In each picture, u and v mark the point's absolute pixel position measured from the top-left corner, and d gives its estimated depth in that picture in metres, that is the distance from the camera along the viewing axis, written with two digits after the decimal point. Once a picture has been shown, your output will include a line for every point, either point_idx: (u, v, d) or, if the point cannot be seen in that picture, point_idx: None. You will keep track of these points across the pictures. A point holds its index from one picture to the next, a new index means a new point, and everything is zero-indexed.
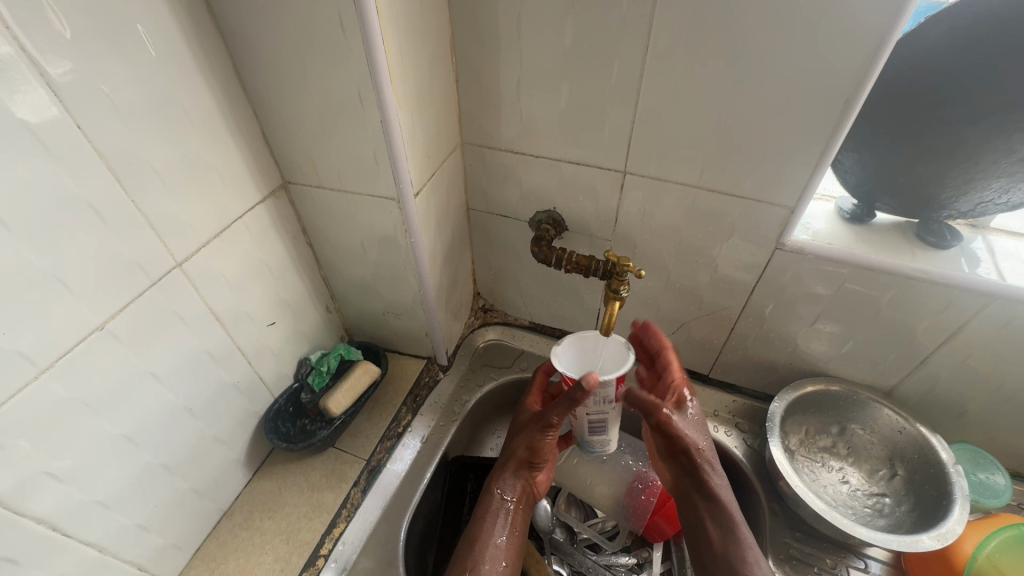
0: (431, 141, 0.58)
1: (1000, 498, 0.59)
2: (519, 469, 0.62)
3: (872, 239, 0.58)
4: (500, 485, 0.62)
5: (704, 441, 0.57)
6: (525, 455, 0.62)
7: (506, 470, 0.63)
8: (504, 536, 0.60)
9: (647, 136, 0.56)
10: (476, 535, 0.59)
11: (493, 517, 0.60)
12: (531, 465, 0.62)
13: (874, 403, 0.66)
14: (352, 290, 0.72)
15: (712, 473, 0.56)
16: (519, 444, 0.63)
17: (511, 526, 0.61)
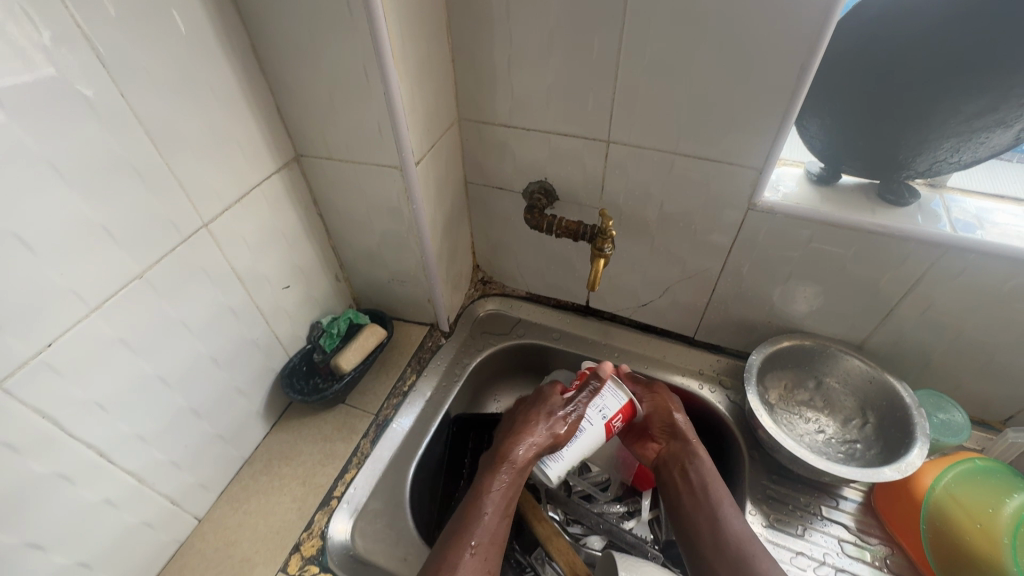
0: (430, 115, 0.64)
1: (958, 436, 0.63)
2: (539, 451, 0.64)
3: (837, 198, 0.63)
4: (518, 457, 0.64)
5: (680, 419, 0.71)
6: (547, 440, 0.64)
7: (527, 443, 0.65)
8: (498, 517, 0.62)
9: (627, 106, 0.61)
10: (473, 509, 0.62)
11: (495, 487, 0.63)
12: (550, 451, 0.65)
13: (845, 355, 0.71)
14: (360, 259, 0.77)
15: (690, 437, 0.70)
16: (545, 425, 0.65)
17: (504, 511, 0.63)
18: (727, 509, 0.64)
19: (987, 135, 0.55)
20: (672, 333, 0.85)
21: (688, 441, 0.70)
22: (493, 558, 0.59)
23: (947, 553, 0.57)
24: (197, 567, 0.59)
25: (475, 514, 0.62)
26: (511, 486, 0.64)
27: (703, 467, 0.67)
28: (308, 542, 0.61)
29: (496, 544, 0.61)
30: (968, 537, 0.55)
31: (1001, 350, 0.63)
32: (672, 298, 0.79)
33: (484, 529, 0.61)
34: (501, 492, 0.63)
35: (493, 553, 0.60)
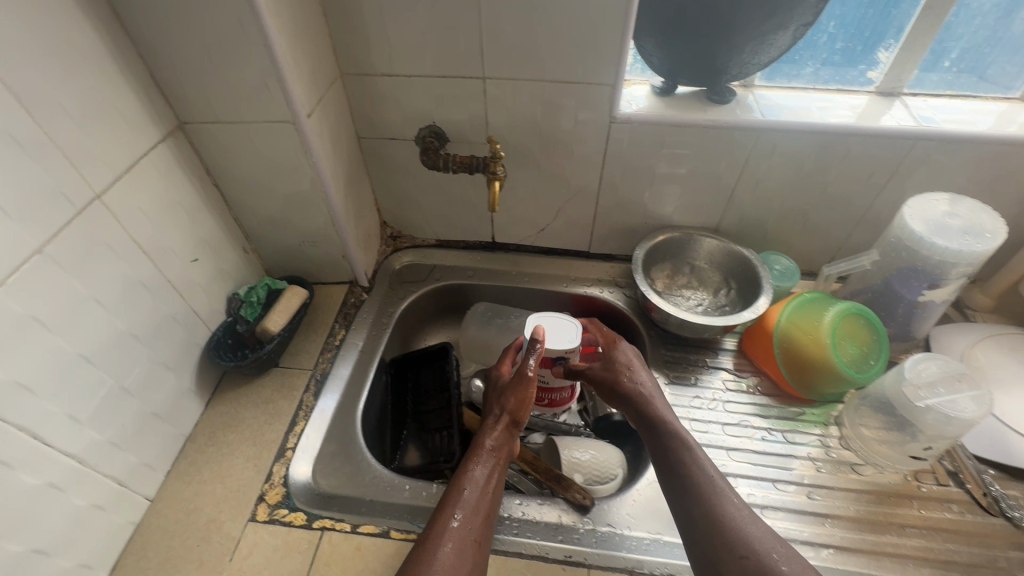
0: (314, 69, 0.66)
1: (792, 278, 0.81)
2: (507, 425, 0.64)
3: (676, 105, 0.76)
4: (491, 443, 0.62)
5: (631, 375, 0.69)
6: (512, 413, 0.64)
7: (495, 429, 0.63)
8: (489, 490, 0.57)
9: (495, 41, 0.68)
10: (458, 485, 0.57)
11: (478, 470, 0.58)
12: (515, 424, 0.64)
13: (705, 238, 0.86)
14: (266, 226, 0.78)
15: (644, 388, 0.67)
16: (513, 401, 0.64)
17: (490, 489, 0.57)
18: (694, 448, 0.59)
19: (772, 38, 0.70)
20: (570, 252, 0.96)
21: (647, 393, 0.67)
22: (480, 529, 0.54)
23: (793, 367, 0.74)
24: (161, 540, 0.60)
25: (456, 497, 0.55)
26: (494, 465, 0.60)
27: (665, 418, 0.64)
28: (272, 491, 0.64)
29: (482, 514, 0.55)
30: (804, 351, 0.73)
31: (812, 209, 0.81)
32: (565, 218, 0.90)
33: (467, 506, 0.55)
34: (483, 471, 0.58)
35: (479, 521, 0.54)
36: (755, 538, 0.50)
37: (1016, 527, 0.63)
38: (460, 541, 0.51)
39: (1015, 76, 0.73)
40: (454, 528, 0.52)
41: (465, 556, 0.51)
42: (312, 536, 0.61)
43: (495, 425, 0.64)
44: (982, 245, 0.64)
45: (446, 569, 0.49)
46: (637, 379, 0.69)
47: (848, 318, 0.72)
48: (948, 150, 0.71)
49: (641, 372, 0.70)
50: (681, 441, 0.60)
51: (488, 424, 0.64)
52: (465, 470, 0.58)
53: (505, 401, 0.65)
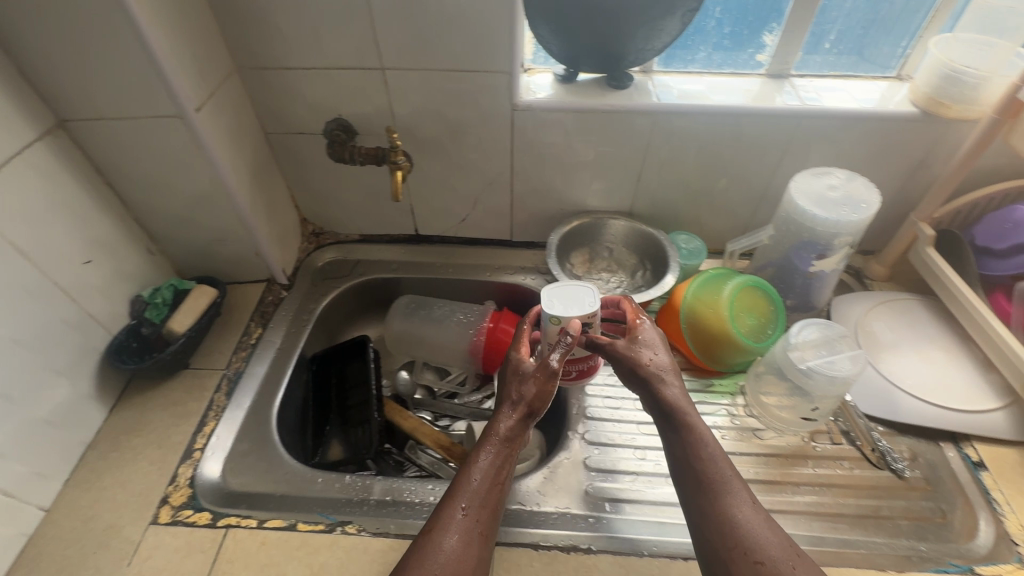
0: (202, 63, 0.65)
1: (700, 257, 0.84)
2: (523, 414, 0.58)
3: (577, 91, 0.78)
4: (504, 433, 0.57)
5: (654, 355, 0.61)
6: (530, 402, 0.58)
7: (510, 417, 0.58)
8: (495, 484, 0.54)
9: (387, 32, 0.68)
10: (462, 478, 0.54)
11: (485, 460, 0.55)
12: (530, 413, 0.58)
13: (617, 222, 0.89)
14: (170, 225, 0.76)
15: (668, 374, 0.60)
16: (529, 387, 0.59)
17: (499, 480, 0.54)
18: (710, 446, 0.55)
19: (661, 24, 0.72)
20: (494, 241, 0.97)
21: (666, 376, 0.60)
22: (486, 522, 0.52)
23: (703, 345, 0.77)
24: (55, 549, 0.58)
25: (462, 490, 0.53)
26: (505, 456, 0.56)
27: (685, 407, 0.58)
28: (177, 493, 0.63)
29: (489, 508, 0.53)
30: (713, 328, 0.75)
31: (716, 189, 0.85)
32: (484, 208, 0.90)
33: (475, 498, 0.52)
34: (491, 461, 0.55)
35: (484, 516, 0.52)
36: (764, 547, 0.48)
37: (900, 478, 0.67)
38: (465, 535, 0.50)
39: (890, 56, 0.78)
40: (460, 521, 0.50)
41: (470, 549, 0.49)
42: (216, 534, 0.60)
43: (510, 412, 0.58)
44: (857, 215, 0.68)
45: (449, 565, 0.48)
46: (659, 362, 0.61)
47: (746, 291, 0.75)
48: (831, 127, 0.75)
49: (660, 352, 0.62)
50: (695, 433, 0.56)
51: (503, 410, 0.59)
52: (471, 463, 0.55)
53: (522, 386, 0.59)
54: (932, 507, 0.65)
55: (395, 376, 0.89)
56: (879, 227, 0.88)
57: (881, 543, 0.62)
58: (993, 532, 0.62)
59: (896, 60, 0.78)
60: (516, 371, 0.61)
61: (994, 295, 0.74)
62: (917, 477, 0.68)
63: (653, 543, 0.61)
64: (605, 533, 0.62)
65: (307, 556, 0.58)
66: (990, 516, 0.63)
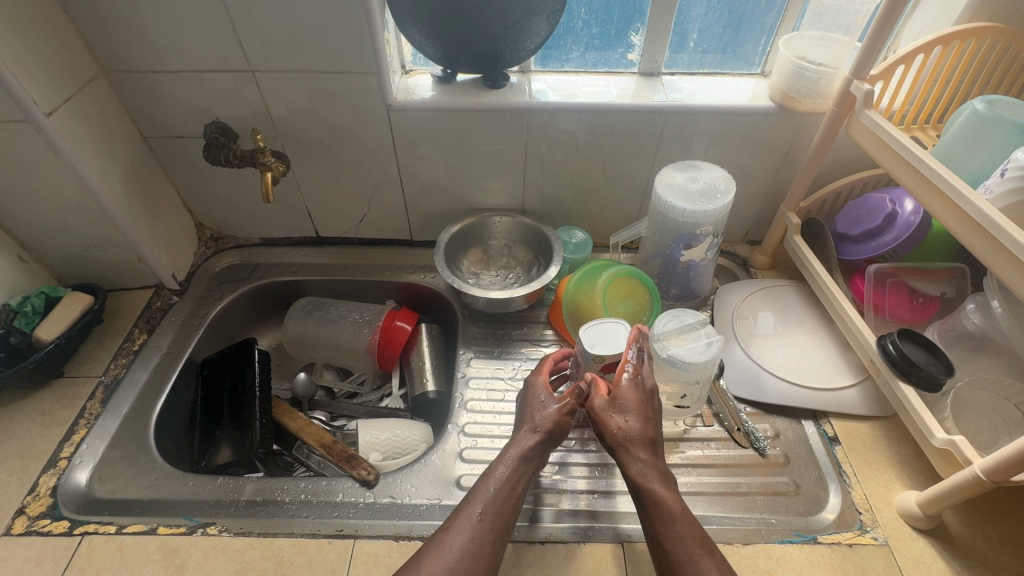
0: (52, 65, 0.64)
1: (584, 249, 0.86)
2: (546, 434, 0.63)
3: (454, 91, 0.80)
4: (524, 451, 0.61)
5: (624, 421, 0.61)
6: (549, 425, 0.63)
7: (529, 437, 0.63)
8: (506, 497, 0.58)
9: (249, 34, 0.68)
10: (480, 485, 0.59)
11: (503, 471, 0.60)
12: (551, 437, 0.63)
13: (505, 218, 0.90)
14: (41, 232, 0.75)
15: (641, 447, 0.59)
16: (557, 411, 0.64)
17: (514, 494, 0.59)
18: (677, 526, 0.54)
19: (527, 25, 0.74)
20: (395, 240, 0.98)
21: (632, 448, 0.59)
22: (499, 530, 0.55)
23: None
24: None
25: (481, 491, 0.58)
26: (522, 473, 0.60)
27: (649, 483, 0.57)
28: (35, 503, 0.62)
29: (503, 519, 0.56)
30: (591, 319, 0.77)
31: (600, 184, 0.87)
32: (378, 208, 0.91)
33: (491, 505, 0.57)
34: (508, 473, 0.60)
35: (498, 525, 0.56)
36: None
37: (762, 456, 0.70)
38: (478, 536, 0.54)
39: (754, 53, 0.82)
40: (474, 524, 0.55)
41: (481, 550, 0.53)
42: (70, 542, 0.59)
43: (531, 434, 0.63)
44: (713, 205, 0.72)
45: (458, 561, 0.52)
46: (626, 429, 0.60)
47: (621, 280, 0.78)
48: (698, 122, 0.78)
49: (632, 417, 0.61)
50: (664, 508, 0.55)
51: (525, 431, 0.64)
52: (491, 473, 0.60)
53: (543, 412, 0.64)
54: (788, 482, 0.68)
55: (293, 376, 0.86)
56: (759, 218, 0.92)
57: (736, 518, 0.64)
58: (840, 502, 0.65)
59: (759, 56, 0.82)
60: (538, 400, 0.66)
61: (852, 278, 0.78)
62: (777, 454, 0.70)
63: (515, 529, 0.62)
64: None
65: (162, 559, 0.58)
66: (839, 487, 0.66)
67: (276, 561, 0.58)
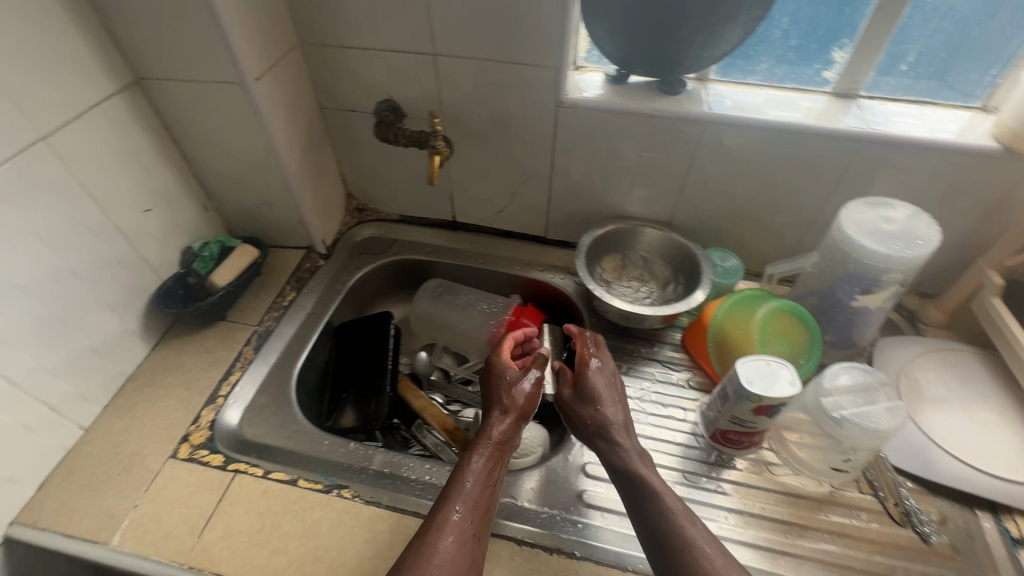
0: (266, 34, 0.69)
1: (735, 276, 0.80)
2: (516, 417, 0.65)
3: (626, 93, 0.76)
4: (496, 436, 0.62)
5: (597, 410, 0.64)
6: (523, 406, 0.66)
7: (501, 422, 0.64)
8: (486, 488, 0.57)
9: (441, 19, 0.69)
10: (454, 480, 0.57)
11: (478, 463, 0.59)
12: (522, 418, 0.65)
13: (652, 230, 0.86)
14: (225, 186, 0.82)
15: (616, 433, 0.62)
16: (530, 395, 0.67)
17: (490, 483, 0.58)
18: (664, 497, 0.55)
19: (721, 31, 0.69)
20: (528, 236, 0.97)
21: (611, 435, 0.62)
22: (480, 523, 0.54)
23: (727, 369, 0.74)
24: (86, 466, 0.64)
25: (457, 488, 0.56)
26: (494, 459, 0.61)
27: (631, 463, 0.59)
28: (197, 433, 0.68)
29: (482, 508, 0.56)
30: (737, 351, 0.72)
31: (762, 208, 0.81)
32: (521, 202, 0.91)
33: (470, 499, 0.55)
34: (484, 463, 0.59)
35: (479, 515, 0.55)
36: None
37: (924, 542, 0.62)
38: (461, 535, 0.52)
39: (976, 84, 0.71)
40: (454, 522, 0.53)
41: (464, 548, 0.51)
42: (224, 477, 0.64)
43: (502, 417, 0.64)
44: (910, 252, 0.64)
45: (445, 563, 0.49)
46: (602, 417, 0.63)
47: (781, 316, 0.72)
48: (897, 155, 0.70)
49: (602, 405, 0.64)
50: (647, 483, 0.57)
51: (495, 415, 0.65)
52: (462, 465, 0.59)
53: (515, 395, 0.66)
54: None
55: (415, 354, 0.89)
56: (940, 269, 0.82)
57: None
58: None
59: (982, 89, 0.71)
60: (506, 380, 0.69)
61: None
62: (942, 543, 0.62)
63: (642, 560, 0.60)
64: (594, 542, 0.61)
65: (302, 512, 0.61)
66: None
67: (403, 538, 0.60)
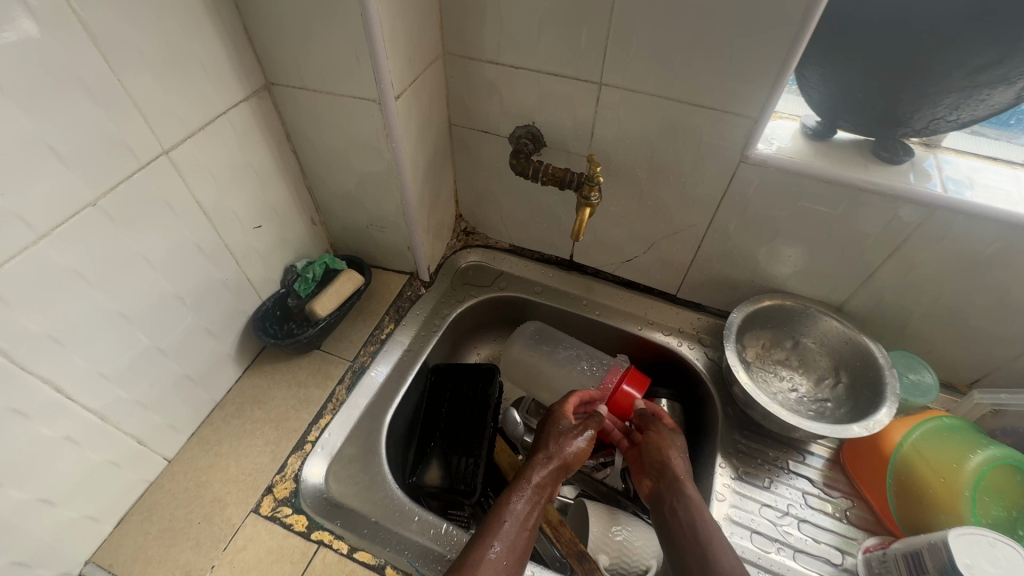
0: (413, 45, 0.59)
1: (928, 396, 0.65)
2: (562, 465, 0.61)
3: (829, 154, 0.61)
4: (538, 480, 0.59)
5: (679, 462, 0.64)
6: (568, 455, 0.62)
7: (545, 466, 0.61)
8: (523, 532, 0.54)
9: (620, 46, 0.57)
10: (493, 518, 0.55)
11: (521, 506, 0.56)
12: (566, 468, 0.62)
13: (820, 314, 0.72)
14: (337, 201, 0.74)
15: (688, 488, 0.62)
16: (572, 448, 0.63)
17: (529, 528, 0.55)
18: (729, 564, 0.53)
19: (985, 94, 0.51)
20: (654, 290, 0.85)
21: (679, 484, 0.62)
22: (514, 567, 0.51)
23: (914, 528, 0.58)
24: (167, 506, 0.59)
25: (494, 528, 0.53)
26: (534, 502, 0.58)
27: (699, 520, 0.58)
28: (281, 485, 0.61)
29: (519, 552, 0.53)
30: (940, 517, 0.56)
31: (976, 315, 0.64)
32: (657, 255, 0.78)
33: (506, 540, 0.53)
34: (525, 507, 0.56)
35: (515, 558, 0.52)
36: None
37: None
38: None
39: None
40: (489, 561, 0.50)
41: None
42: (307, 548, 0.57)
43: (546, 461, 0.61)
44: None
45: None
46: (677, 470, 0.64)
47: (999, 470, 0.56)
48: None
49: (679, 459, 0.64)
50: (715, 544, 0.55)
51: (539, 456, 0.62)
52: (502, 503, 0.57)
53: (564, 443, 0.63)
54: None
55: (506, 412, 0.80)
56: None
57: None
58: None
59: None
60: (559, 429, 0.66)
61: None
62: None
63: None
64: None
65: None
66: None
67: None
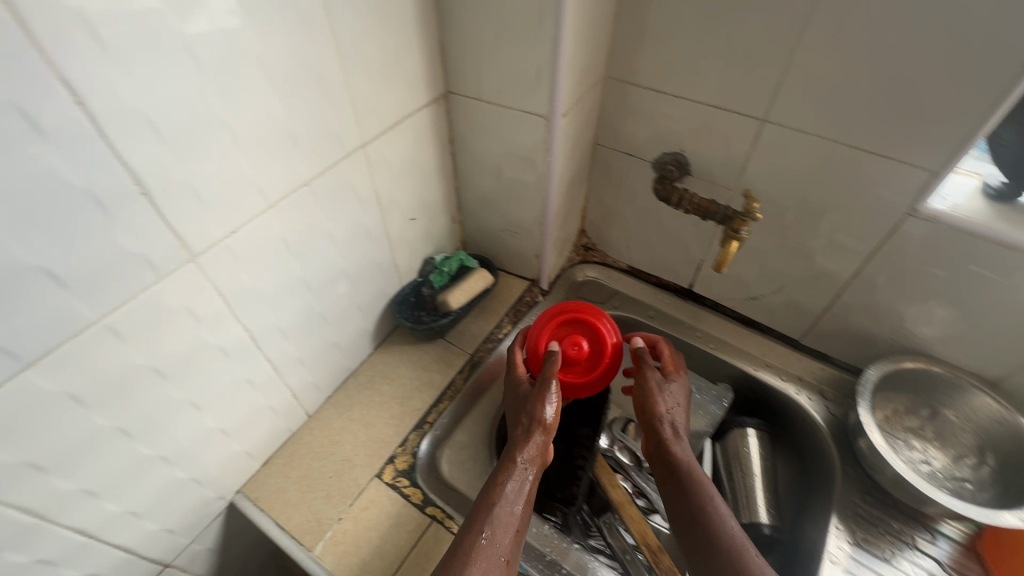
0: (585, 68, 0.62)
1: None
2: (542, 430, 0.56)
3: (1015, 219, 0.56)
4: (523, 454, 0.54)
5: (670, 414, 0.61)
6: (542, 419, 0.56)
7: (526, 438, 0.55)
8: (520, 507, 0.51)
9: (794, 85, 0.57)
10: (485, 498, 0.51)
11: (512, 485, 0.52)
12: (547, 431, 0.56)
13: (974, 390, 0.65)
14: (479, 203, 0.79)
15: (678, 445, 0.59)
16: (541, 407, 0.57)
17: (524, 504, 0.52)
18: (725, 527, 0.52)
19: None
20: (775, 333, 0.82)
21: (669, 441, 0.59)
22: (512, 550, 0.48)
23: None
24: (305, 457, 0.66)
25: (485, 513, 0.49)
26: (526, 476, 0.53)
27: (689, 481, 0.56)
28: (401, 457, 0.66)
29: (517, 530, 0.50)
30: None
31: None
32: (787, 297, 0.76)
33: (499, 522, 0.49)
34: (514, 485, 0.52)
35: (511, 538, 0.49)
36: None
37: None
38: (489, 563, 0.46)
39: None
40: (483, 549, 0.47)
41: None
42: (421, 520, 0.61)
43: (527, 433, 0.56)
44: None
45: None
46: (665, 424, 0.60)
47: None
48: None
49: (671, 414, 0.61)
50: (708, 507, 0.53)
51: (521, 430, 0.56)
52: (491, 482, 0.52)
53: (536, 408, 0.57)
54: None
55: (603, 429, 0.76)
56: None
57: None
58: None
59: None
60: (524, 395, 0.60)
61: None
62: None
63: None
64: None
65: None
66: None
67: None
